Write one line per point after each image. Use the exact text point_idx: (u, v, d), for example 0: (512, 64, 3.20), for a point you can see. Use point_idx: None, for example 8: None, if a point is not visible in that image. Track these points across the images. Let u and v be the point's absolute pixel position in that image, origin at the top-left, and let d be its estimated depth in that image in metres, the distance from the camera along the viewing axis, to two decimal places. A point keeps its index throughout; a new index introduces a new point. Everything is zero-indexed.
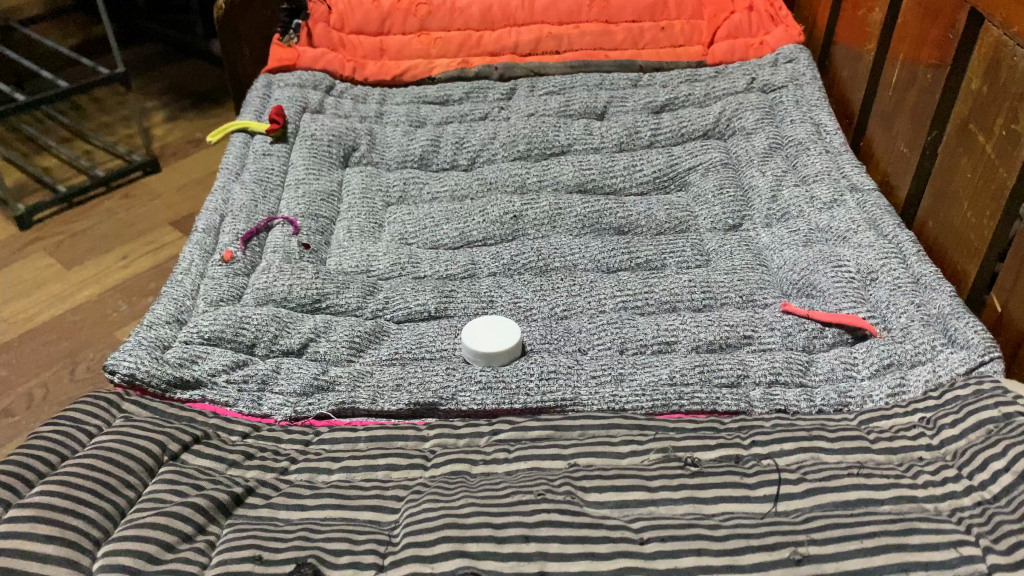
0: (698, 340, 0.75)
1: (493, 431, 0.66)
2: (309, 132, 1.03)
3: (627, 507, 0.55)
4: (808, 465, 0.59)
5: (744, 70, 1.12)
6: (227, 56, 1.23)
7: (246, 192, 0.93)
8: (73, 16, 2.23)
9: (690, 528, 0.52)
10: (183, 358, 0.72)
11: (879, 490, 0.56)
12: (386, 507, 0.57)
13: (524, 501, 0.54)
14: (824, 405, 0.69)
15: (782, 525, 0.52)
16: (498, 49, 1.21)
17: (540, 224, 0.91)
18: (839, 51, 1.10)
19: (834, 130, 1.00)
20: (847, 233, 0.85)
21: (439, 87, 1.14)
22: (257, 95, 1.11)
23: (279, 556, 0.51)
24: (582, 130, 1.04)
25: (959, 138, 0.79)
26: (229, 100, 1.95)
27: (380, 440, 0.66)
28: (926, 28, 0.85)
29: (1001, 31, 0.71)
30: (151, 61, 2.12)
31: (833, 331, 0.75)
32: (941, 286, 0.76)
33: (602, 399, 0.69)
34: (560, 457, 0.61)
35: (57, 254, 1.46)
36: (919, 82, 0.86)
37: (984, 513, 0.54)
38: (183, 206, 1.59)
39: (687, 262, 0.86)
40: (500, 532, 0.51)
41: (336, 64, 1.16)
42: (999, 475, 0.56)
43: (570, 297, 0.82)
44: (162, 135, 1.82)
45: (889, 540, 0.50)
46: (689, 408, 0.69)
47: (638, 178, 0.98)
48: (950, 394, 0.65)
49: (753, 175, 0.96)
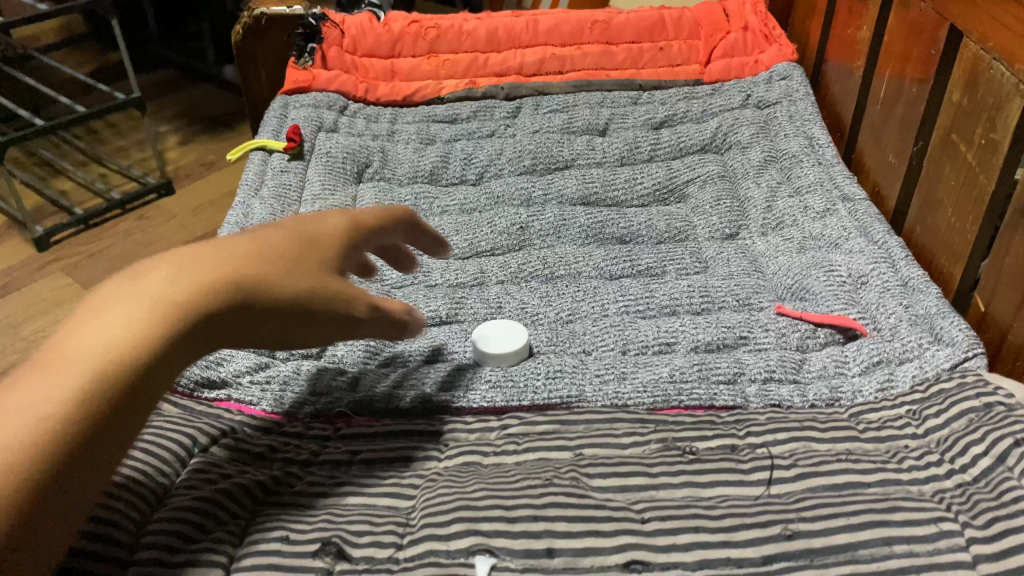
0: (696, 340, 0.79)
1: (503, 426, 0.70)
2: (324, 150, 1.07)
3: (629, 491, 0.59)
4: (800, 453, 0.63)
5: (739, 88, 1.17)
6: (245, 79, 1.30)
7: (266, 206, 0.98)
8: (88, 44, 2.30)
9: (688, 509, 0.56)
10: (210, 361, 0.77)
11: (866, 473, 0.60)
12: (403, 493, 0.61)
13: (533, 486, 0.58)
14: (817, 399, 0.72)
15: (774, 506, 0.56)
16: (503, 70, 1.26)
17: (545, 234, 0.96)
18: (830, 68, 1.14)
19: (827, 143, 1.04)
20: (839, 239, 0.89)
21: (447, 107, 1.19)
22: (274, 115, 1.15)
23: (304, 536, 0.54)
24: (585, 146, 1.09)
25: (942, 148, 0.83)
26: (242, 124, 2.01)
27: (396, 435, 0.70)
28: (911, 45, 0.89)
29: (978, 46, 0.76)
30: (165, 86, 2.18)
31: (826, 331, 0.79)
32: (928, 288, 0.79)
33: (606, 396, 0.73)
34: (566, 447, 0.65)
35: (77, 273, 1.51)
36: (905, 95, 0.90)
37: (964, 493, 0.58)
38: (198, 225, 1.64)
39: (686, 269, 0.90)
40: (510, 513, 0.54)
41: (349, 85, 1.21)
42: (978, 458, 0.59)
43: (575, 303, 0.86)
44: (176, 158, 1.88)
45: (874, 517, 0.54)
46: (688, 404, 0.73)
47: (639, 191, 1.02)
48: (935, 388, 0.69)
49: (749, 187, 1.00)
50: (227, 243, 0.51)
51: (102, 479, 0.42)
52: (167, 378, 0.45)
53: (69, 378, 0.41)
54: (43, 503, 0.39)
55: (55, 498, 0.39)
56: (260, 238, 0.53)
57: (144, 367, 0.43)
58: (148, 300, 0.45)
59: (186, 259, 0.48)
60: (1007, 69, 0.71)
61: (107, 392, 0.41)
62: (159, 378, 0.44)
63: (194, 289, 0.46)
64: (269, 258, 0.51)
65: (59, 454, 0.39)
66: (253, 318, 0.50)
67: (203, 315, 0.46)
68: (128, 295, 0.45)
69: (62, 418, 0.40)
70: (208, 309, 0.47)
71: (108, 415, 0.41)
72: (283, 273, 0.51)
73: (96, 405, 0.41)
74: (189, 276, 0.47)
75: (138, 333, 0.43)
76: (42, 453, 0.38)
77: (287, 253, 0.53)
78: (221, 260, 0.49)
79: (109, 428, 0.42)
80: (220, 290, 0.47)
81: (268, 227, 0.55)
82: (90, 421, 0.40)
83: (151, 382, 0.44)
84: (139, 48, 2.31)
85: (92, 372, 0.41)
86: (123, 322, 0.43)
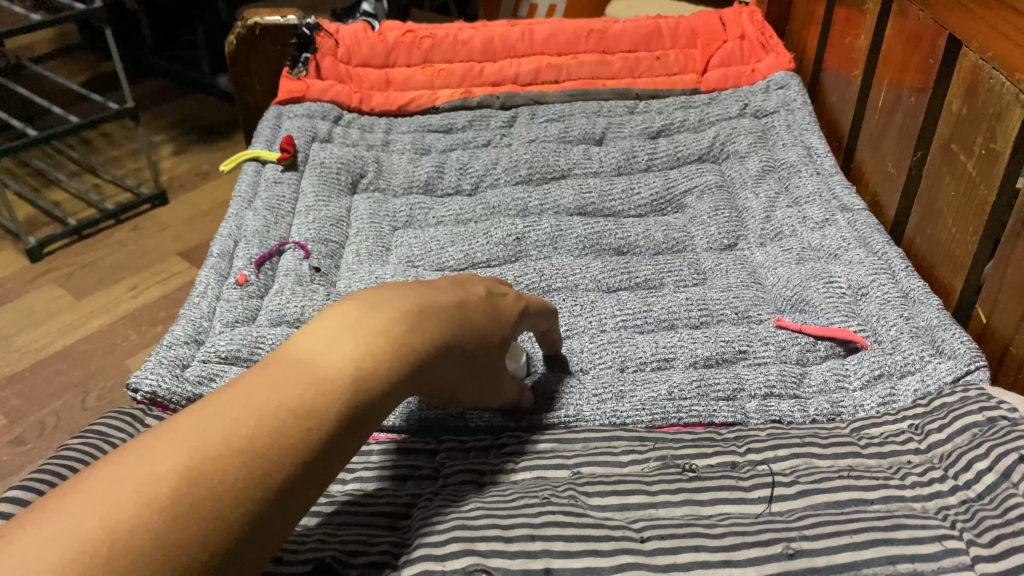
0: (695, 355, 0.78)
1: (501, 444, 0.69)
2: (319, 160, 1.06)
3: (628, 509, 0.58)
4: (801, 469, 0.62)
5: (736, 97, 1.16)
6: (239, 88, 1.29)
7: (259, 218, 0.97)
8: (83, 54, 2.29)
9: (688, 528, 0.54)
10: (202, 376, 0.75)
11: (868, 490, 0.58)
12: (398, 513, 0.60)
13: (530, 504, 0.57)
14: (817, 414, 0.71)
15: (776, 524, 0.55)
16: (499, 79, 1.25)
17: (542, 246, 0.95)
18: (828, 77, 1.14)
19: (825, 153, 1.03)
20: (838, 250, 0.88)
21: (443, 116, 1.18)
22: (268, 126, 1.15)
23: (297, 557, 0.53)
24: (581, 155, 1.08)
25: (942, 158, 0.82)
26: (237, 133, 2.00)
27: (392, 453, 0.69)
28: (908, 54, 0.89)
29: (978, 56, 0.75)
30: (159, 96, 2.17)
31: (826, 344, 0.78)
32: (929, 300, 0.79)
33: (604, 415, 0.72)
34: (564, 466, 0.64)
35: (69, 285, 1.49)
36: (904, 104, 0.90)
37: (970, 510, 0.56)
38: (192, 236, 1.63)
39: (685, 281, 0.89)
40: (507, 533, 0.53)
41: (344, 95, 1.20)
42: (983, 475, 0.58)
43: (572, 317, 0.85)
44: (170, 168, 1.87)
45: (878, 535, 0.52)
46: (688, 421, 0.72)
47: (637, 202, 1.01)
48: (937, 402, 0.68)
49: (747, 198, 0.99)
50: (428, 293, 0.57)
51: (316, 497, 0.47)
52: (381, 413, 0.50)
53: (307, 396, 0.46)
54: (273, 505, 0.43)
55: (282, 503, 0.44)
56: (453, 291, 0.59)
57: (366, 399, 0.48)
58: (372, 334, 0.50)
59: (399, 302, 0.54)
60: (1007, 79, 0.70)
61: (336, 415, 0.47)
62: (374, 413, 0.49)
63: (408, 331, 0.52)
64: (459, 313, 0.57)
65: (292, 463, 0.44)
66: (440, 368, 0.55)
67: (413, 359, 0.52)
68: (355, 326, 0.51)
69: (295, 430, 0.45)
70: (417, 354, 0.52)
71: (331, 437, 0.46)
72: (466, 326, 0.58)
73: (322, 425, 0.46)
74: (424, 316, 0.54)
75: (364, 366, 0.49)
76: (284, 446, 0.44)
77: (472, 311, 0.59)
78: (427, 309, 0.55)
79: (330, 451, 0.46)
80: (426, 337, 0.53)
81: (453, 282, 0.61)
82: (323, 429, 0.46)
83: (368, 414, 0.49)
84: (134, 58, 2.31)
85: (324, 396, 0.47)
86: (353, 354, 0.49)
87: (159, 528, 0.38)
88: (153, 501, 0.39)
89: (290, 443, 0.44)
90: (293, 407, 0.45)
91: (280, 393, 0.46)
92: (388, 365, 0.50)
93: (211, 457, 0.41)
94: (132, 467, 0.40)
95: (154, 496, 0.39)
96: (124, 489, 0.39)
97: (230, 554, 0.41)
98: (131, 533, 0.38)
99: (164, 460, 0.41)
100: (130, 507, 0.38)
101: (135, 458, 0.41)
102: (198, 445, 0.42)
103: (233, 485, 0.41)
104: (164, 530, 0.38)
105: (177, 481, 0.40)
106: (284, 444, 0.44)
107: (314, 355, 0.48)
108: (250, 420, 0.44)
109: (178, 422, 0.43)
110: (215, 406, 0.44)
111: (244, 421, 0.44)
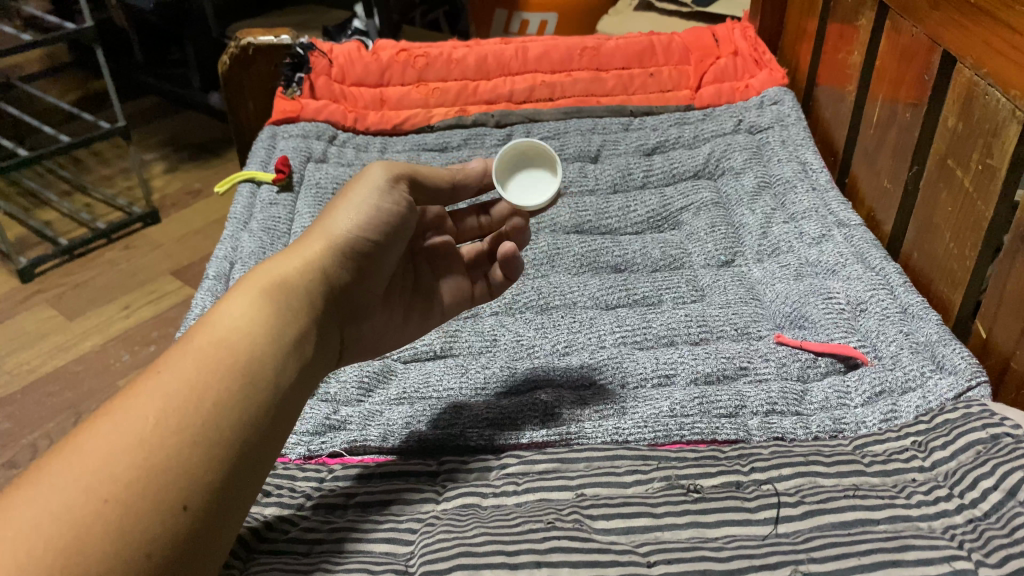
0: (695, 372, 0.77)
1: (502, 465, 0.68)
2: (314, 180, 1.07)
3: (634, 533, 0.58)
4: (806, 489, 0.62)
5: (731, 113, 1.16)
6: (233, 108, 1.29)
7: (254, 240, 0.96)
8: (73, 73, 2.29)
9: (695, 551, 0.54)
10: None
11: (874, 510, 0.58)
12: (401, 539, 0.59)
13: (534, 529, 0.56)
14: (820, 431, 0.71)
15: (783, 546, 0.54)
16: (494, 98, 1.25)
17: (539, 264, 0.96)
18: (822, 93, 1.14)
19: (820, 168, 1.03)
20: (836, 266, 0.88)
21: (438, 135, 1.18)
22: (262, 146, 1.14)
23: None
24: (577, 173, 1.09)
25: (939, 173, 0.82)
26: (228, 151, 2.00)
27: (392, 476, 0.68)
28: (903, 71, 0.89)
29: (972, 72, 0.75)
30: (151, 114, 2.16)
31: (826, 360, 0.78)
32: (928, 315, 0.79)
33: (605, 433, 0.72)
34: (568, 487, 0.64)
35: (60, 306, 1.48)
36: (898, 120, 0.90)
37: (976, 530, 0.56)
38: (185, 254, 1.62)
39: (683, 297, 0.89)
40: (512, 559, 0.53)
41: (338, 115, 1.20)
42: (989, 493, 0.58)
43: (571, 334, 0.85)
44: (162, 187, 1.86)
45: (886, 557, 0.52)
46: (690, 438, 0.71)
47: (633, 219, 1.02)
48: (940, 418, 0.67)
49: (743, 214, 1.00)
50: (297, 253, 0.62)
51: (252, 491, 0.51)
52: (285, 374, 0.54)
53: (197, 371, 0.50)
54: (197, 470, 0.47)
55: (205, 467, 0.47)
56: (334, 234, 0.64)
57: (253, 355, 0.53)
58: (248, 310, 0.55)
59: (272, 273, 0.59)
60: (1002, 94, 0.70)
61: (229, 380, 0.51)
62: (281, 390, 0.54)
63: (267, 290, 0.57)
64: (337, 258, 0.63)
65: (204, 431, 0.48)
66: (329, 316, 0.61)
67: (298, 325, 0.57)
68: (232, 306, 0.55)
69: (193, 407, 0.48)
70: (286, 306, 0.57)
71: (233, 406, 0.50)
72: (344, 271, 0.64)
73: (233, 417, 0.50)
74: (286, 267, 0.60)
75: (244, 335, 0.53)
76: (184, 417, 0.48)
77: (353, 252, 0.65)
78: (305, 268, 0.60)
79: (237, 424, 0.50)
80: (302, 301, 0.58)
81: (337, 211, 0.66)
82: (223, 393, 0.50)
83: (261, 367, 0.53)
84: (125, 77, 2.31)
85: (218, 379, 0.50)
86: (235, 327, 0.54)
87: (80, 547, 0.41)
88: (67, 525, 0.42)
89: (200, 431, 0.48)
90: (191, 393, 0.49)
91: (170, 380, 0.49)
92: (275, 337, 0.55)
93: (121, 468, 0.44)
94: (38, 493, 0.43)
95: (68, 517, 0.42)
96: (35, 518, 0.42)
97: (178, 540, 0.45)
98: (56, 561, 0.41)
99: (74, 483, 0.43)
100: (50, 534, 0.41)
101: (41, 482, 0.44)
102: (103, 457, 0.45)
103: (152, 492, 0.44)
104: (85, 550, 0.41)
105: (89, 497, 0.43)
106: (178, 428, 0.47)
107: (197, 334, 0.53)
108: (150, 417, 0.47)
109: (75, 436, 0.46)
110: (110, 411, 0.47)
111: (144, 419, 0.47)
